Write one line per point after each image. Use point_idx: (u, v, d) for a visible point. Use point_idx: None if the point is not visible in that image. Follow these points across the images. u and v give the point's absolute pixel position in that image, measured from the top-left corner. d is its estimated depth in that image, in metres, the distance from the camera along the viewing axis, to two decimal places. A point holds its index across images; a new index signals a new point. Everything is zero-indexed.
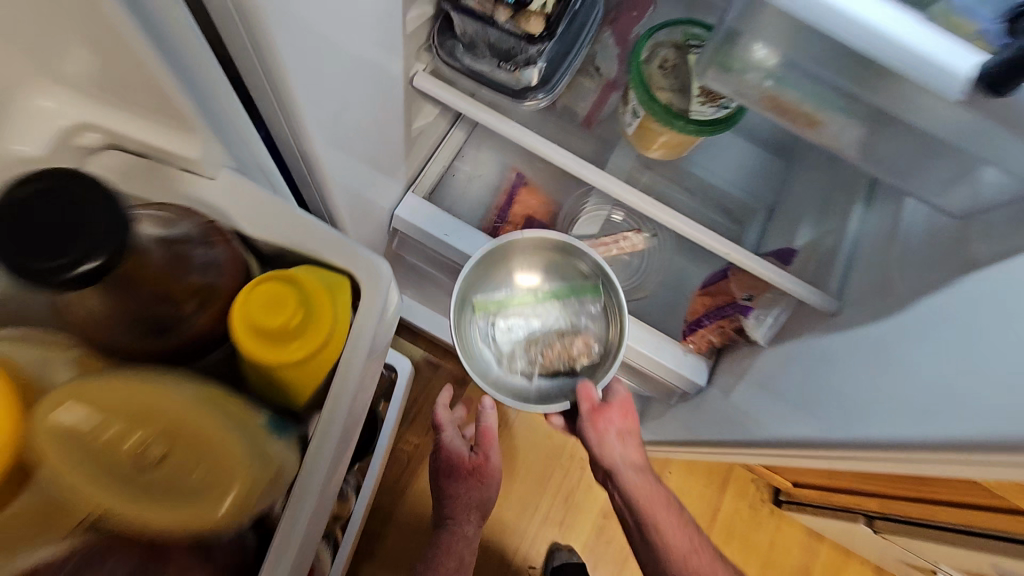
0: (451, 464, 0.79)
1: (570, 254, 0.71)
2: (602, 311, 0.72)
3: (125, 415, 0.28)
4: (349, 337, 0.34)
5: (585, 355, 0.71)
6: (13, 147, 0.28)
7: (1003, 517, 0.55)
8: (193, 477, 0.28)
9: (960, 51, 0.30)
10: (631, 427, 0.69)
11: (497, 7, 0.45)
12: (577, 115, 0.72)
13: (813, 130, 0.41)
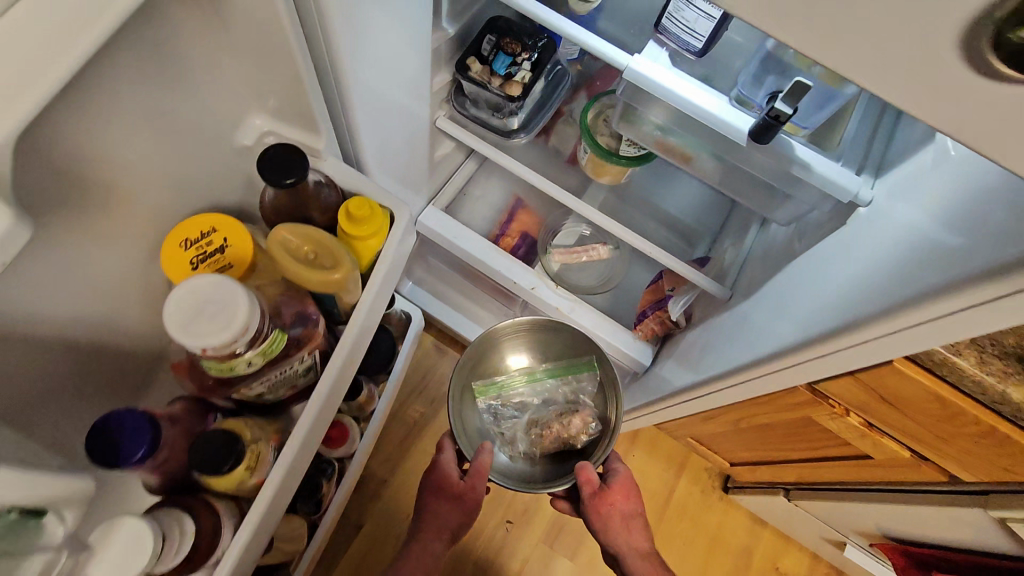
0: (443, 481, 0.83)
1: (566, 337, 0.92)
2: (593, 388, 0.93)
3: (297, 234, 0.49)
4: (387, 241, 0.51)
5: (581, 431, 0.89)
6: (239, 139, 0.52)
7: (859, 466, 0.72)
8: (325, 263, 0.49)
9: (742, 119, 0.52)
10: (631, 510, 0.79)
11: (491, 77, 0.69)
12: (563, 154, 0.95)
13: (689, 164, 0.64)
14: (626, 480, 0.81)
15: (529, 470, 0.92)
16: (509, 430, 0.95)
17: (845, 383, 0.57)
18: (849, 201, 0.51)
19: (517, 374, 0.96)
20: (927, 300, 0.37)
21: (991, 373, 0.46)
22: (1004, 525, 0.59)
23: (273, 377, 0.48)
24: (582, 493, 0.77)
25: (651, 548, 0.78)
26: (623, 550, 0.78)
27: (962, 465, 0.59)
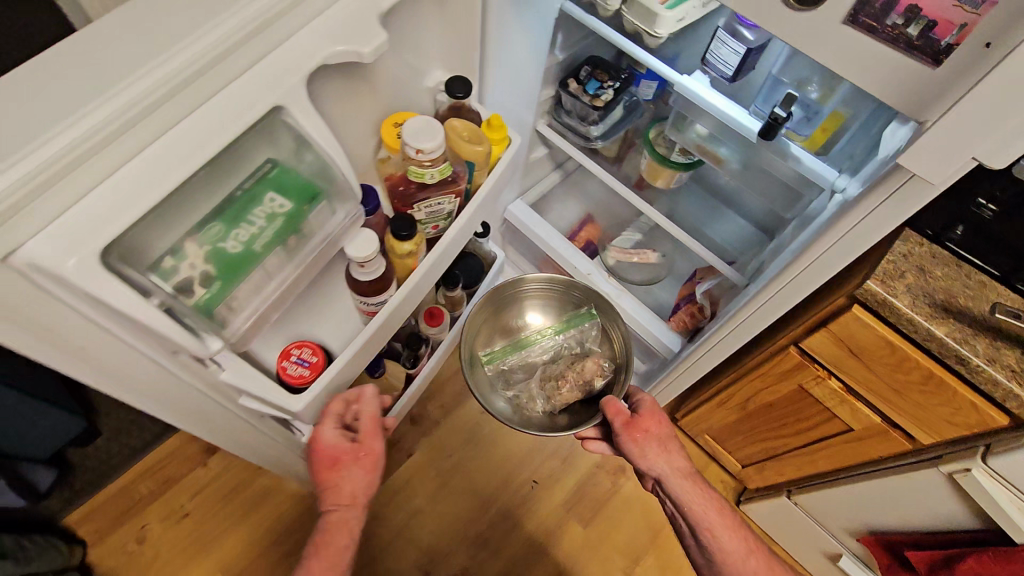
0: (337, 460, 0.70)
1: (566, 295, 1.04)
2: (598, 335, 1.02)
3: (458, 124, 0.61)
4: (505, 156, 0.64)
5: (596, 371, 0.96)
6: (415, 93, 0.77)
7: (848, 445, 0.84)
8: (476, 142, 0.60)
9: (753, 121, 0.73)
10: (664, 432, 0.86)
11: (582, 94, 0.96)
12: (633, 179, 1.11)
13: (721, 165, 0.84)
14: (653, 407, 0.88)
15: (551, 420, 0.98)
16: (524, 390, 1.01)
17: (822, 338, 0.73)
18: (830, 187, 0.69)
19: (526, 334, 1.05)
20: (852, 209, 0.56)
21: (920, 314, 0.61)
22: (954, 484, 0.69)
23: (432, 200, 0.59)
24: (618, 424, 0.85)
25: (688, 468, 0.85)
26: (665, 473, 0.84)
27: (918, 424, 0.71)
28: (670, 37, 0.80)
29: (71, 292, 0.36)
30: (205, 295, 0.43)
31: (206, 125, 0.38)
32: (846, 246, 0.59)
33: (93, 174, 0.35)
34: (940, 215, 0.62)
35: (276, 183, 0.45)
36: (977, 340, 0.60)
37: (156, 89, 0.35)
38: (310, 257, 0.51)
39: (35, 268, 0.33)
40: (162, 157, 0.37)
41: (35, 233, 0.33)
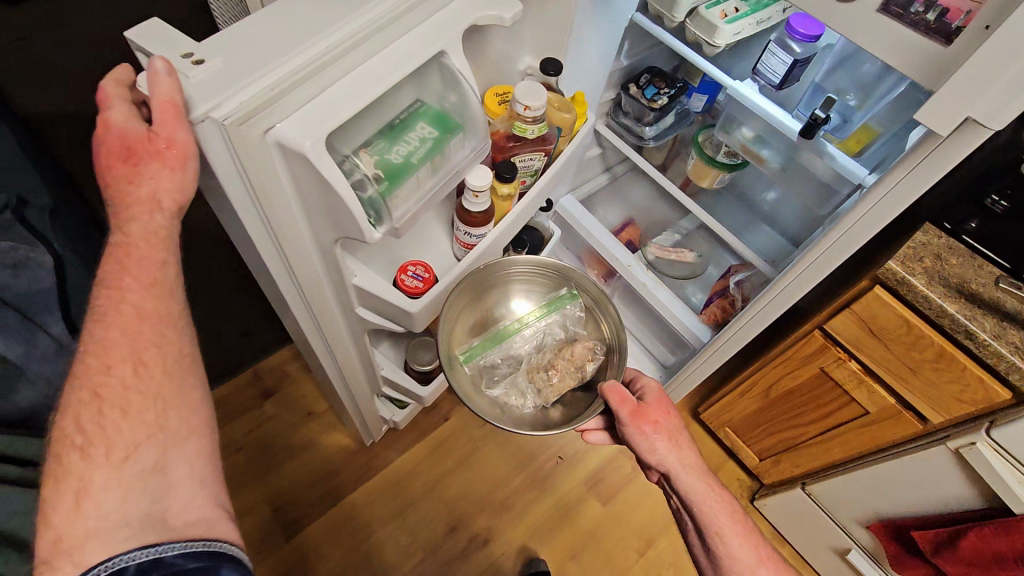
0: (130, 151, 0.50)
1: (544, 272, 0.84)
2: (585, 316, 0.85)
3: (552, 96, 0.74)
4: (583, 130, 0.78)
5: (589, 357, 0.81)
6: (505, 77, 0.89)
7: (864, 430, 0.90)
8: (565, 112, 0.74)
9: (795, 123, 0.84)
10: (670, 424, 0.78)
11: (641, 97, 1.07)
12: (677, 182, 1.21)
13: (762, 164, 0.96)
14: (660, 396, 0.80)
15: (544, 418, 0.80)
16: (508, 389, 0.82)
17: (845, 319, 0.80)
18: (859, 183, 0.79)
19: (504, 322, 0.84)
20: (872, 192, 0.65)
21: (935, 292, 0.69)
22: (961, 459, 0.76)
23: (525, 155, 0.72)
24: (624, 415, 0.74)
25: (699, 463, 0.78)
26: (675, 467, 0.77)
27: (928, 403, 0.78)
28: (726, 50, 0.92)
29: (292, 166, 0.49)
30: (374, 193, 0.54)
31: (395, 56, 0.50)
32: (861, 226, 0.69)
33: (321, 82, 0.48)
34: (956, 210, 0.71)
35: (424, 115, 0.58)
36: (984, 318, 0.68)
37: (364, 28, 0.49)
38: (446, 178, 0.61)
39: (282, 144, 0.47)
40: (365, 75, 0.49)
41: (285, 117, 0.46)
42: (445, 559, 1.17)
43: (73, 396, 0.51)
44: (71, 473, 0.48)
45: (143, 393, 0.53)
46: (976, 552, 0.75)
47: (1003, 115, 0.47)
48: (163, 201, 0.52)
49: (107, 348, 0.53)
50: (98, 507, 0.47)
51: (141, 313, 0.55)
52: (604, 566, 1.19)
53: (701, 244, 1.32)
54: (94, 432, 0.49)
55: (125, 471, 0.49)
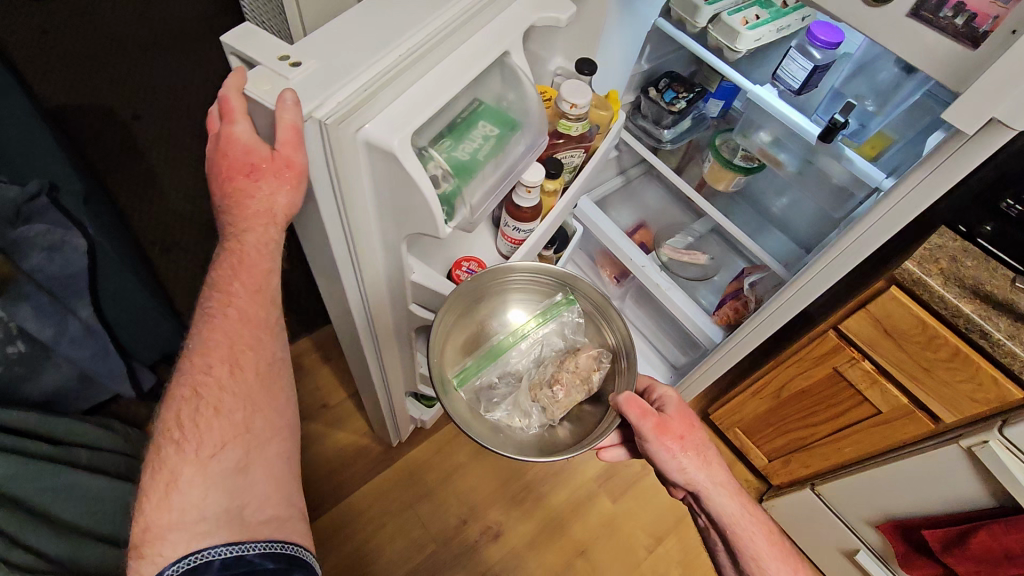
0: (252, 166, 0.54)
1: (536, 281, 0.83)
2: (585, 321, 0.83)
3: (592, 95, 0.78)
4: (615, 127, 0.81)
5: (592, 367, 0.79)
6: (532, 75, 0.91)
7: (877, 429, 0.91)
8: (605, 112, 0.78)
9: (813, 127, 0.87)
10: (694, 438, 0.77)
11: (661, 101, 1.09)
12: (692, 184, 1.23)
13: (780, 169, 1.00)
14: (681, 407, 0.79)
15: (552, 435, 0.79)
16: (512, 407, 0.81)
17: (860, 319, 0.82)
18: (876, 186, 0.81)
19: (497, 337, 0.82)
20: (892, 194, 0.67)
21: (951, 292, 0.71)
22: (973, 458, 0.77)
23: (566, 152, 0.76)
24: (650, 429, 0.73)
25: (728, 481, 0.79)
26: (705, 485, 0.78)
27: (942, 403, 0.79)
28: (747, 55, 0.95)
29: (375, 163, 0.54)
30: (448, 189, 0.59)
31: (467, 59, 0.56)
32: (878, 231, 0.71)
33: (404, 83, 0.53)
34: (971, 213, 0.73)
35: (485, 115, 0.63)
36: (999, 318, 0.70)
37: (438, 32, 0.56)
38: (508, 176, 0.65)
39: (371, 142, 0.51)
40: (442, 77, 0.54)
41: (372, 116, 0.51)
42: (455, 553, 1.18)
43: (180, 394, 0.61)
44: (168, 465, 0.57)
45: (235, 396, 0.62)
46: (987, 549, 0.77)
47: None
48: (240, 182, 0.55)
49: (209, 349, 0.62)
50: (182, 499, 0.55)
51: (244, 318, 0.64)
52: (614, 563, 1.20)
53: (713, 246, 1.34)
54: (190, 430, 0.59)
55: (211, 468, 0.58)
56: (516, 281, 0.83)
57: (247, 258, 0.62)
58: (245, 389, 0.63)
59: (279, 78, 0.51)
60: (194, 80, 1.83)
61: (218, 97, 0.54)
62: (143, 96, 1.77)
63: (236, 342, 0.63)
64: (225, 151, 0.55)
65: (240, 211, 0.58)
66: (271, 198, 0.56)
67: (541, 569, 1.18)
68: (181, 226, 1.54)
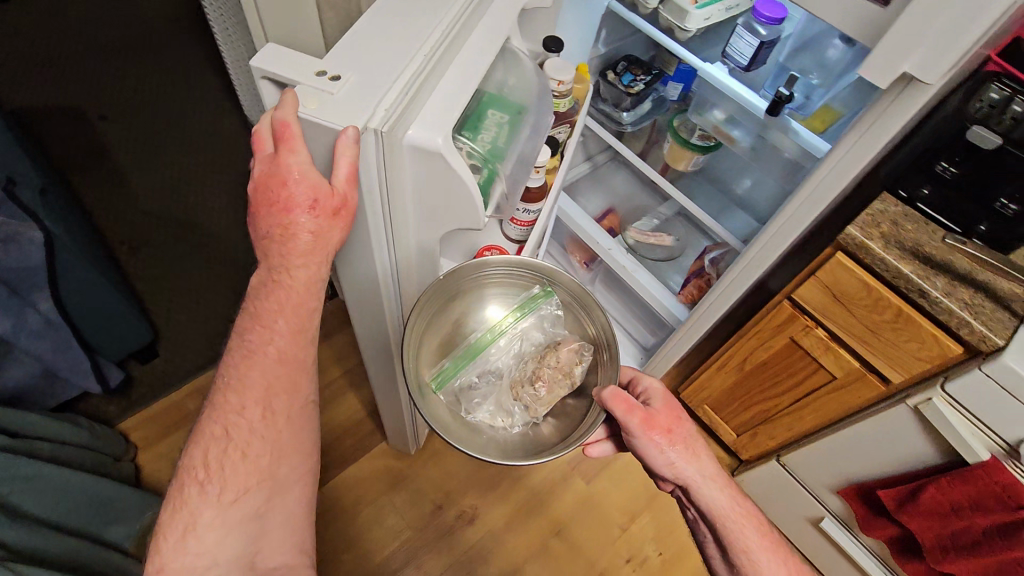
0: (312, 201, 0.57)
1: (513, 276, 0.81)
2: (564, 312, 0.81)
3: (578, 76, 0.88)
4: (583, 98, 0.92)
5: (574, 360, 0.76)
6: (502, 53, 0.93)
7: (832, 397, 0.94)
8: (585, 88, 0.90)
9: (760, 102, 0.89)
10: (682, 432, 0.73)
11: (619, 84, 1.11)
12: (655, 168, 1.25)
13: (734, 145, 1.02)
14: (667, 399, 0.76)
15: (537, 434, 0.77)
16: (495, 408, 0.78)
17: (811, 286, 0.85)
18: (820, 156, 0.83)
19: (475, 336, 0.80)
20: (825, 160, 0.70)
21: (891, 254, 0.74)
22: (920, 416, 0.80)
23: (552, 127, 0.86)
24: (635, 424, 0.69)
25: (719, 474, 0.75)
26: (694, 479, 0.73)
27: (891, 365, 0.82)
28: (698, 35, 0.97)
29: (415, 163, 0.60)
30: (483, 177, 0.69)
31: (481, 58, 0.63)
32: (816, 197, 0.73)
33: (432, 86, 0.59)
34: (910, 177, 0.76)
35: (492, 104, 0.71)
36: (936, 277, 0.72)
37: (449, 34, 0.63)
38: (523, 157, 0.74)
39: (417, 144, 0.57)
40: (464, 75, 0.61)
41: (412, 119, 0.57)
42: (431, 538, 1.18)
43: (212, 431, 0.63)
44: (189, 506, 0.60)
45: (263, 441, 0.65)
46: (934, 503, 0.79)
47: (935, 72, 0.52)
48: (271, 186, 0.58)
49: (246, 388, 0.64)
50: (198, 545, 0.59)
51: (282, 357, 0.65)
52: (592, 541, 1.21)
53: (679, 228, 1.36)
54: (212, 469, 0.62)
55: (230, 513, 0.62)
56: (492, 276, 0.81)
57: (297, 298, 0.63)
58: (269, 437, 0.65)
59: (325, 96, 0.56)
60: (170, 77, 1.82)
61: (276, 121, 0.56)
62: (117, 95, 1.76)
63: (272, 384, 0.65)
64: (276, 176, 0.57)
65: (288, 246, 0.59)
66: (321, 233, 0.59)
67: (514, 551, 1.19)
68: (153, 223, 1.53)
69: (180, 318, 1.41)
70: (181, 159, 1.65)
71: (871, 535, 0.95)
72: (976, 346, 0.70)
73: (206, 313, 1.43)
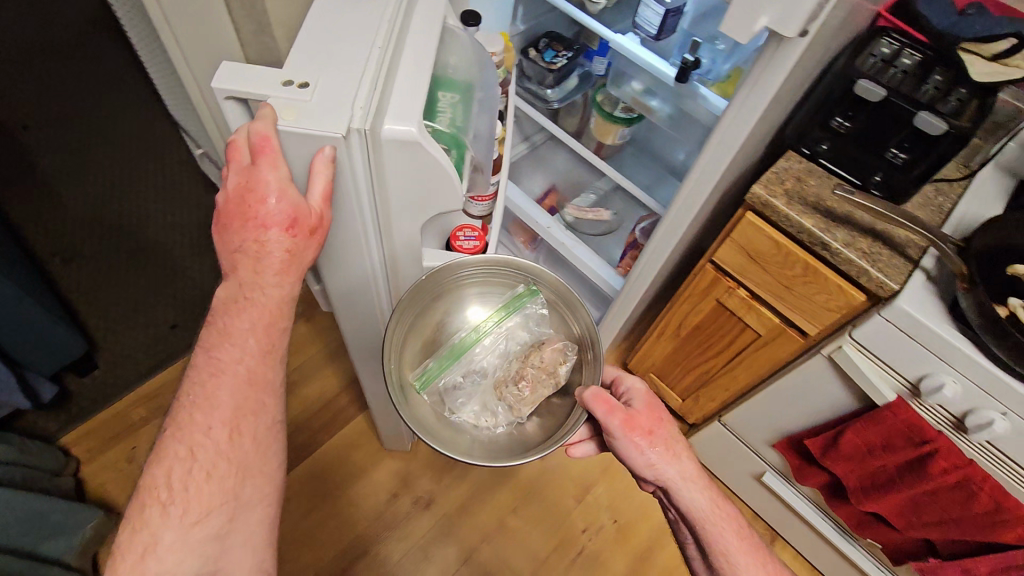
0: (288, 221, 0.58)
1: (496, 276, 0.79)
2: (550, 311, 0.78)
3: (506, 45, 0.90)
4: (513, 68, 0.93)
5: (559, 360, 0.74)
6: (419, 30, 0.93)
7: (758, 353, 0.97)
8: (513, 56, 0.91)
9: (669, 69, 0.90)
10: (664, 432, 0.72)
11: (540, 60, 1.12)
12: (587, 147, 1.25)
13: (651, 113, 1.03)
14: (648, 400, 0.74)
15: (523, 433, 0.75)
16: (480, 408, 0.76)
17: (730, 248, 0.87)
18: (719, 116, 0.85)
19: (459, 336, 0.78)
20: (719, 124, 0.72)
21: (793, 209, 0.76)
22: (834, 365, 0.83)
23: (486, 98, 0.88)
24: (616, 425, 0.68)
25: (700, 474, 0.72)
26: (675, 479, 0.71)
27: (805, 317, 0.84)
28: (609, 7, 0.98)
29: (394, 157, 0.60)
30: (454, 156, 0.71)
31: (430, 46, 0.65)
32: (718, 155, 0.75)
33: (394, 79, 0.61)
34: (812, 133, 0.78)
35: (440, 86, 0.73)
36: (834, 229, 0.75)
37: (391, 29, 0.64)
38: (482, 133, 0.77)
39: (398, 135, 0.57)
40: (419, 61, 0.63)
41: (384, 110, 0.58)
42: (388, 523, 1.19)
43: (175, 452, 0.60)
44: (148, 526, 0.57)
45: (228, 462, 0.61)
46: (853, 446, 0.83)
47: (792, 21, 0.55)
48: (244, 202, 0.58)
49: (213, 408, 0.61)
50: (157, 566, 0.56)
51: (251, 378, 0.63)
52: (545, 515, 1.23)
53: (617, 203, 1.38)
54: (176, 489, 0.58)
55: (192, 536, 0.58)
56: (474, 276, 0.79)
57: (268, 318, 0.63)
58: (241, 460, 0.62)
59: (300, 105, 0.57)
60: (93, 83, 1.76)
61: (249, 134, 0.55)
62: (39, 105, 1.69)
63: (241, 406, 0.62)
64: (248, 189, 0.57)
65: (258, 261, 0.59)
66: (295, 251, 0.60)
67: (471, 531, 1.20)
68: (86, 234, 1.48)
69: (117, 326, 1.38)
70: (106, 166, 1.60)
71: (806, 483, 0.99)
72: (876, 293, 0.73)
73: (150, 320, 1.39)
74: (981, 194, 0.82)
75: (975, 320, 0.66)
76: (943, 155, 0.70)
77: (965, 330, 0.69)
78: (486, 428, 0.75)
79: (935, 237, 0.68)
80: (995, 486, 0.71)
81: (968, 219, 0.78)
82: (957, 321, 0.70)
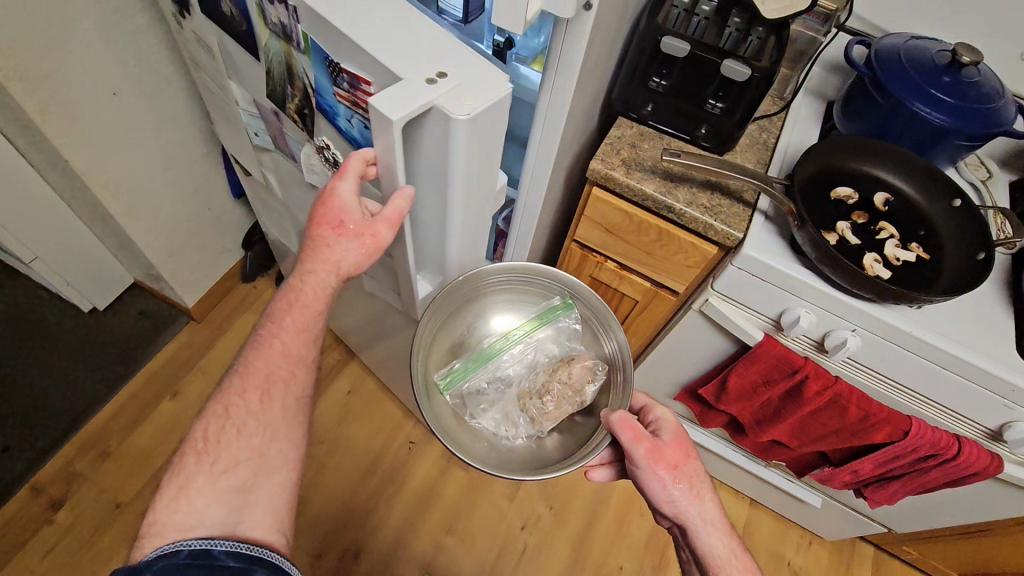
0: (340, 223, 0.58)
1: (530, 288, 0.78)
2: (582, 327, 0.78)
3: None
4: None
5: (587, 376, 0.74)
6: None
7: (640, 318, 0.98)
8: None
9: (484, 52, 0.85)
10: (693, 469, 0.70)
11: None
12: None
13: None
14: (678, 434, 0.72)
15: (538, 446, 0.76)
16: (501, 413, 0.77)
17: (588, 226, 0.85)
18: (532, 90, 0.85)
19: (487, 341, 0.77)
20: (538, 107, 0.69)
21: (634, 179, 0.75)
22: (706, 317, 0.84)
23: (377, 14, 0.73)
24: (640, 454, 0.67)
25: (722, 518, 0.69)
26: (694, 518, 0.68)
27: (670, 277, 0.85)
28: None
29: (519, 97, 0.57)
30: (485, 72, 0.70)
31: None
32: (547, 137, 0.71)
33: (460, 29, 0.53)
34: (634, 98, 0.77)
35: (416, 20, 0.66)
36: (677, 191, 0.74)
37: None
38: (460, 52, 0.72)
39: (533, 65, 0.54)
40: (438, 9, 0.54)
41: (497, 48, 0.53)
42: None
43: (213, 410, 0.59)
44: (184, 471, 0.55)
45: (257, 421, 0.58)
46: (739, 387, 0.86)
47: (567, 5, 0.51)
48: (326, 211, 0.57)
49: (247, 374, 0.60)
50: (188, 505, 0.53)
51: (286, 351, 0.61)
52: (479, 524, 1.20)
53: None
54: (211, 442, 0.57)
55: (220, 484, 0.55)
56: (505, 281, 0.78)
57: (315, 306, 0.61)
58: (269, 420, 0.59)
59: (461, 87, 0.49)
60: None
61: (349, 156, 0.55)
62: None
63: (273, 373, 0.60)
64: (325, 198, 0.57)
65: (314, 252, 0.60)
66: (348, 259, 0.60)
67: (415, 556, 1.16)
68: None
69: None
70: None
71: (710, 424, 1.02)
72: (724, 244, 0.74)
73: None
74: (799, 122, 0.85)
75: (811, 253, 0.69)
76: (754, 97, 0.70)
77: (807, 262, 0.72)
78: (506, 433, 0.76)
79: (760, 181, 0.70)
80: (858, 396, 0.76)
81: (790, 151, 0.81)
82: (799, 254, 0.73)
